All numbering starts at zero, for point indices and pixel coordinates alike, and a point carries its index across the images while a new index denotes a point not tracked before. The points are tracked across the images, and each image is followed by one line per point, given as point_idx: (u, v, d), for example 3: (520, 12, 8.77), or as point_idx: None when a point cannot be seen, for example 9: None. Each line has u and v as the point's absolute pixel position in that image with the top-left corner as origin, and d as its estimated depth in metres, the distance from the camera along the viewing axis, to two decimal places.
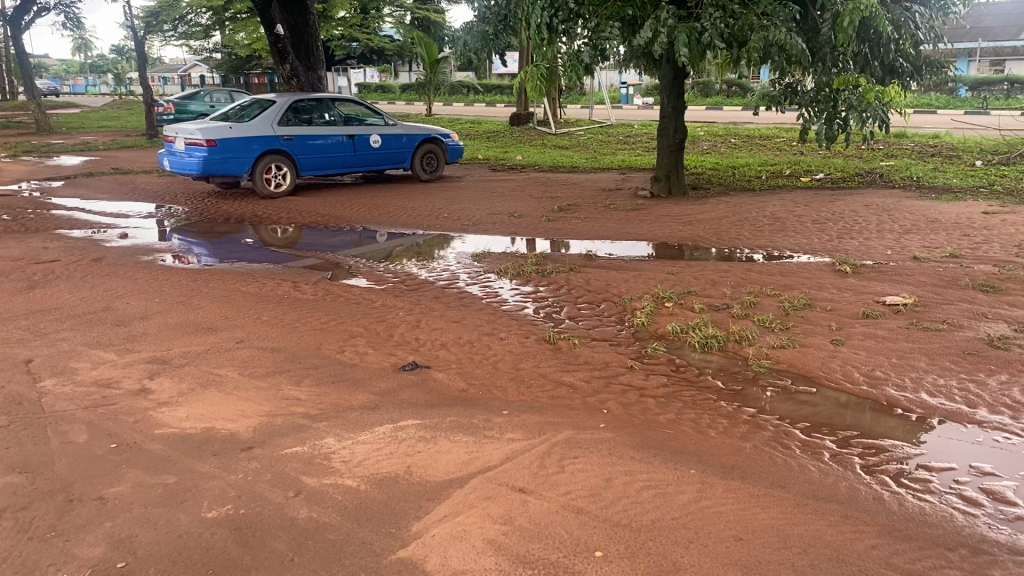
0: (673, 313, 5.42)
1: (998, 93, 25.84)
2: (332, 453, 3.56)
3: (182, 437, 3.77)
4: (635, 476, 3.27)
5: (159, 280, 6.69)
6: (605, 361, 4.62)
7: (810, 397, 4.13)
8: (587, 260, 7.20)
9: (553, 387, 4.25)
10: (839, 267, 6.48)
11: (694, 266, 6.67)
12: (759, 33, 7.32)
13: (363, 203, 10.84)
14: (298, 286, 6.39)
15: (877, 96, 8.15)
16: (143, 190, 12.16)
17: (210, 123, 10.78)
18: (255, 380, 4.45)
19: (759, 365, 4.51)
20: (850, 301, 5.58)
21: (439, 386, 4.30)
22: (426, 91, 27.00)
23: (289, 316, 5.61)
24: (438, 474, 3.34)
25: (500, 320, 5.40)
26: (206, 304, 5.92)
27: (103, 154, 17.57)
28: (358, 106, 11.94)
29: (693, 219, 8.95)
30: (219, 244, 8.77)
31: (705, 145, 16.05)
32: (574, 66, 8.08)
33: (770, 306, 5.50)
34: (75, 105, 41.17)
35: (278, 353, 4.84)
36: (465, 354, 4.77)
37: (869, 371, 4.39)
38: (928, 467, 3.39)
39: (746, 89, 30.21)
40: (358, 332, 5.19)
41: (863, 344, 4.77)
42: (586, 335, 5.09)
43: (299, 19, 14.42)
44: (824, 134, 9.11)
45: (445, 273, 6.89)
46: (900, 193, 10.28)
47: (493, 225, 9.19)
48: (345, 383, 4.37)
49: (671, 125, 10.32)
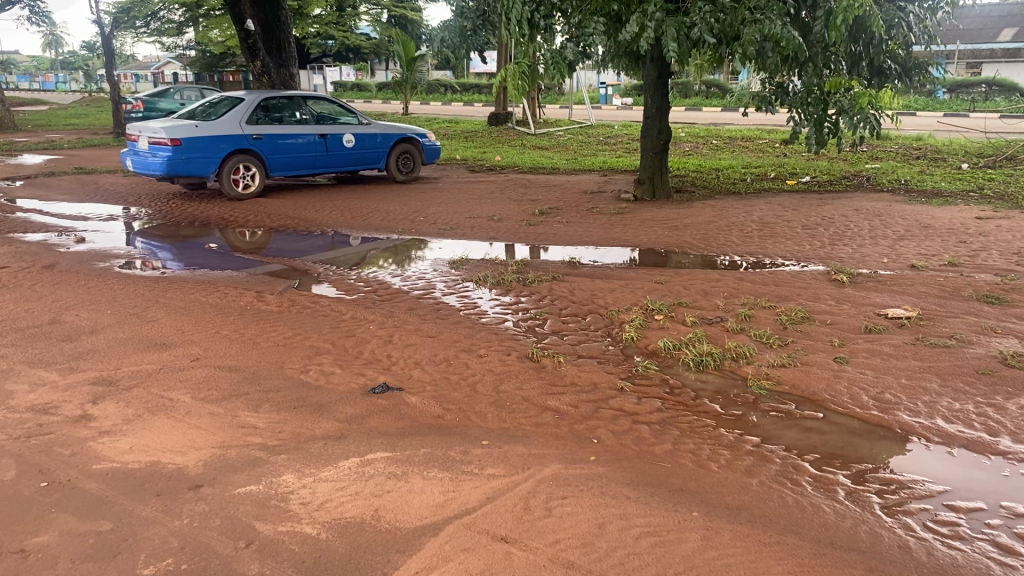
0: (664, 327, 5.07)
1: (977, 95, 25.74)
2: (290, 494, 3.17)
3: (121, 474, 3.36)
4: (631, 520, 2.91)
5: (114, 289, 6.25)
6: (593, 382, 4.26)
7: (817, 423, 3.79)
8: (569, 267, 6.85)
9: (536, 412, 3.88)
10: (835, 277, 6.17)
11: (684, 275, 6.33)
12: (754, 26, 6.96)
13: (337, 205, 10.42)
14: (262, 297, 5.97)
15: (870, 101, 8.05)
16: (106, 190, 11.66)
17: (175, 121, 10.30)
18: (209, 405, 4.04)
19: (760, 387, 4.17)
20: (851, 314, 5.26)
21: (413, 412, 3.92)
22: (403, 90, 26.54)
23: (251, 330, 5.19)
24: (408, 520, 2.96)
25: (480, 335, 5.02)
26: (162, 317, 5.49)
27: (67, 153, 16.96)
28: (330, 104, 11.53)
29: (679, 223, 8.63)
30: (183, 248, 8.31)
31: (687, 146, 15.78)
32: (557, 64, 7.66)
33: (766, 320, 5.17)
34: (44, 103, 40.26)
35: (236, 374, 4.44)
36: (440, 374, 4.39)
37: (879, 393, 4.06)
38: (955, 507, 3.05)
39: (725, 89, 30.09)
40: (324, 349, 4.80)
41: (869, 362, 4.44)
42: (571, 352, 4.73)
43: (272, 14, 13.86)
44: (814, 140, 8.45)
45: (421, 282, 6.50)
46: (889, 197, 10.03)
47: (472, 229, 8.81)
48: (309, 409, 3.97)
49: (655, 126, 9.98)
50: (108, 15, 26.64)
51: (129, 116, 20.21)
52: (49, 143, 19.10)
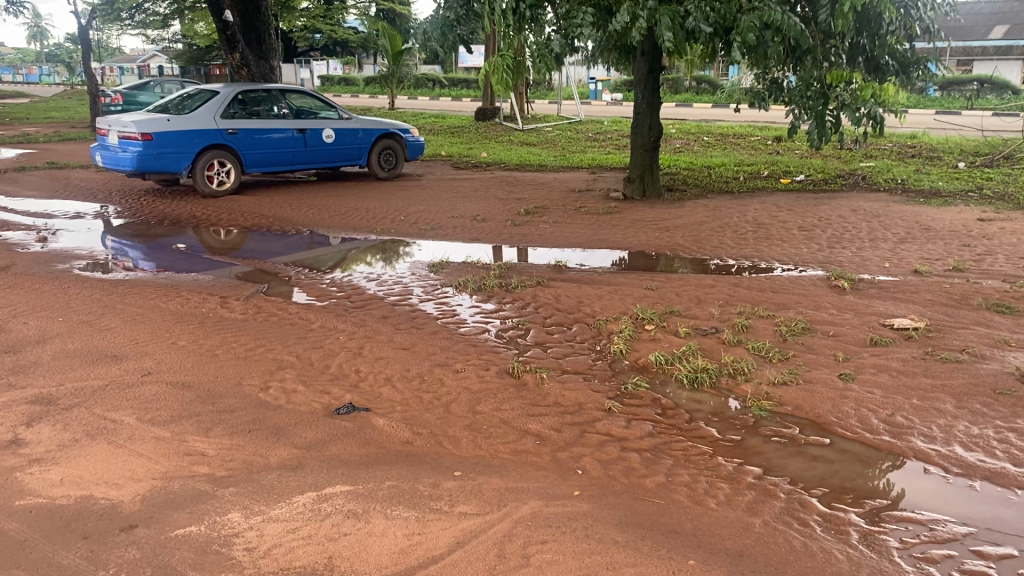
0: (655, 339, 4.72)
1: (968, 93, 25.52)
2: (235, 536, 2.80)
3: (47, 512, 2.98)
4: (619, 571, 2.56)
5: (69, 293, 5.84)
6: (579, 402, 3.90)
7: (824, 451, 3.45)
8: (556, 271, 6.50)
9: (516, 437, 3.52)
10: (835, 282, 5.84)
11: (676, 280, 6.00)
12: (753, 12, 6.64)
13: (315, 203, 10.04)
14: (226, 303, 5.59)
15: (875, 94, 7.22)
16: (76, 187, 11.21)
17: (147, 115, 9.86)
18: (154, 428, 3.66)
19: (760, 408, 3.82)
20: (854, 325, 4.92)
21: (379, 436, 3.55)
22: (389, 84, 26.11)
23: (210, 341, 4.80)
24: (366, 570, 2.60)
25: (458, 347, 4.66)
26: (117, 325, 5.10)
27: (41, 146, 16.44)
28: (310, 98, 11.15)
29: (670, 224, 8.30)
30: (151, 248, 7.90)
31: (678, 143, 15.44)
32: (543, 57, 7.29)
33: (764, 331, 4.83)
34: (25, 95, 39.65)
35: (190, 392, 4.06)
36: (413, 393, 4.02)
37: (889, 415, 3.73)
38: (983, 553, 2.71)
39: (715, 86, 29.83)
40: (288, 363, 4.43)
41: (876, 380, 4.12)
42: (555, 367, 4.37)
43: (250, 5, 13.59)
44: (815, 136, 7.73)
45: (397, 286, 6.12)
46: (886, 197, 9.73)
47: (454, 229, 8.44)
48: (265, 433, 3.60)
49: (645, 123, 9.64)
50: (89, 5, 26.04)
51: (108, 109, 19.70)
52: (23, 136, 18.58)
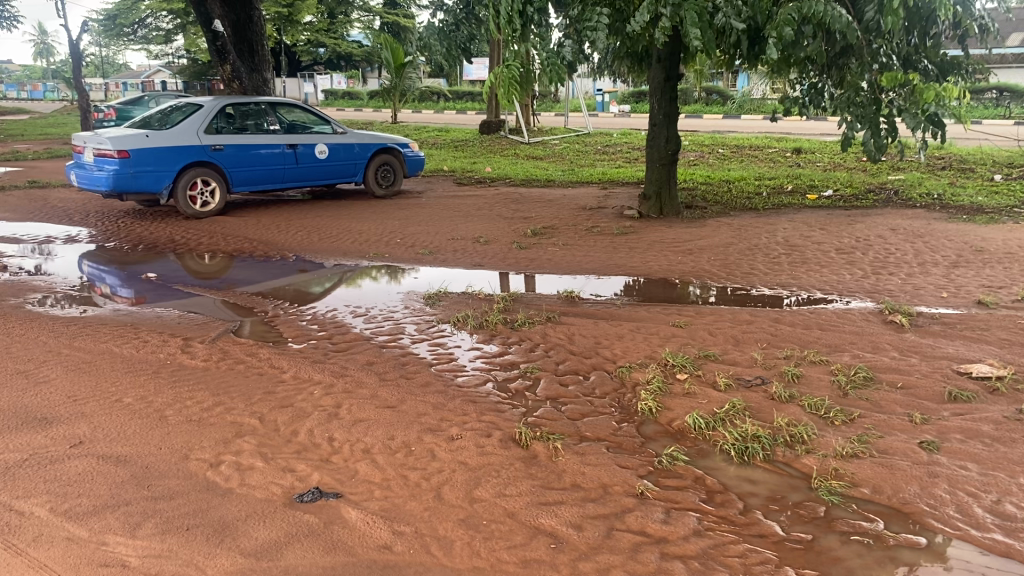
0: (690, 394, 3.94)
1: (988, 103, 24.80)
2: None
3: None
4: None
5: (11, 336, 5.08)
6: (602, 483, 3.13)
7: (922, 556, 2.68)
8: (569, 304, 5.75)
9: (524, 537, 2.76)
10: (891, 317, 5.06)
11: (707, 315, 5.23)
12: (790, 4, 5.86)
13: (305, 224, 9.34)
14: (188, 347, 4.83)
15: (938, 94, 6.00)
16: (53, 208, 10.49)
17: (125, 130, 9.14)
18: (69, 524, 2.90)
19: (829, 492, 3.06)
20: (926, 374, 4.14)
21: (349, 537, 2.79)
22: (392, 97, 25.51)
23: (160, 398, 4.04)
24: None
25: (454, 405, 3.90)
26: (55, 376, 4.35)
27: (29, 164, 15.76)
28: (304, 112, 10.50)
29: (692, 246, 7.54)
30: (122, 277, 7.14)
31: (694, 156, 14.72)
32: (555, 65, 6.44)
33: (819, 382, 4.06)
34: (25, 111, 39.04)
35: (123, 471, 3.29)
36: (396, 470, 3.25)
37: (995, 503, 2.96)
38: None
39: (726, 97, 29.17)
40: (248, 429, 3.67)
41: (968, 450, 3.34)
42: (571, 432, 3.59)
43: (242, 15, 12.67)
44: (872, 148, 6.88)
45: (388, 323, 5.36)
46: (925, 214, 8.93)
47: (455, 253, 7.69)
48: (206, 531, 2.84)
49: (662, 135, 8.88)
50: None
51: (102, 124, 19.02)
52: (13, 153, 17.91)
